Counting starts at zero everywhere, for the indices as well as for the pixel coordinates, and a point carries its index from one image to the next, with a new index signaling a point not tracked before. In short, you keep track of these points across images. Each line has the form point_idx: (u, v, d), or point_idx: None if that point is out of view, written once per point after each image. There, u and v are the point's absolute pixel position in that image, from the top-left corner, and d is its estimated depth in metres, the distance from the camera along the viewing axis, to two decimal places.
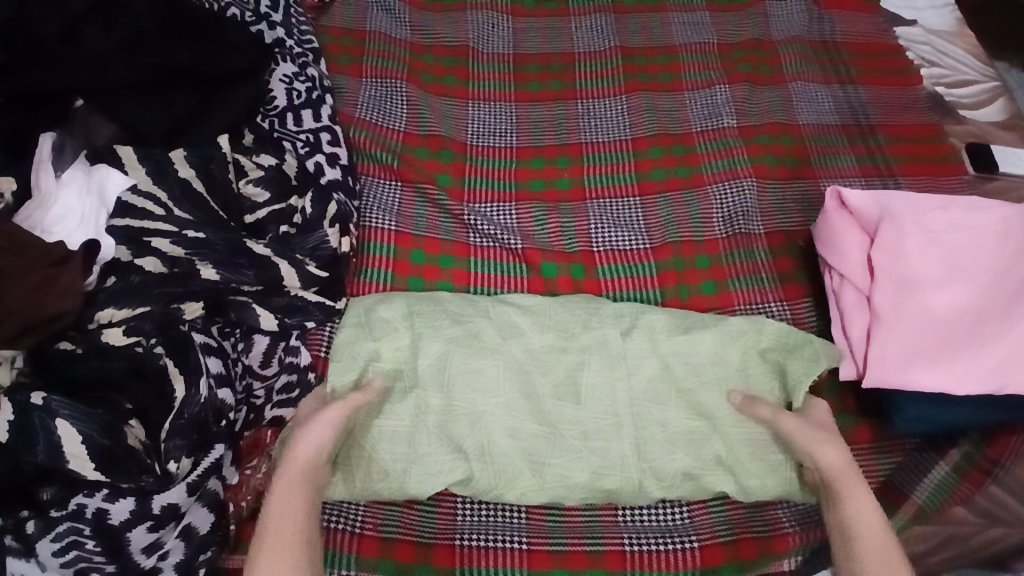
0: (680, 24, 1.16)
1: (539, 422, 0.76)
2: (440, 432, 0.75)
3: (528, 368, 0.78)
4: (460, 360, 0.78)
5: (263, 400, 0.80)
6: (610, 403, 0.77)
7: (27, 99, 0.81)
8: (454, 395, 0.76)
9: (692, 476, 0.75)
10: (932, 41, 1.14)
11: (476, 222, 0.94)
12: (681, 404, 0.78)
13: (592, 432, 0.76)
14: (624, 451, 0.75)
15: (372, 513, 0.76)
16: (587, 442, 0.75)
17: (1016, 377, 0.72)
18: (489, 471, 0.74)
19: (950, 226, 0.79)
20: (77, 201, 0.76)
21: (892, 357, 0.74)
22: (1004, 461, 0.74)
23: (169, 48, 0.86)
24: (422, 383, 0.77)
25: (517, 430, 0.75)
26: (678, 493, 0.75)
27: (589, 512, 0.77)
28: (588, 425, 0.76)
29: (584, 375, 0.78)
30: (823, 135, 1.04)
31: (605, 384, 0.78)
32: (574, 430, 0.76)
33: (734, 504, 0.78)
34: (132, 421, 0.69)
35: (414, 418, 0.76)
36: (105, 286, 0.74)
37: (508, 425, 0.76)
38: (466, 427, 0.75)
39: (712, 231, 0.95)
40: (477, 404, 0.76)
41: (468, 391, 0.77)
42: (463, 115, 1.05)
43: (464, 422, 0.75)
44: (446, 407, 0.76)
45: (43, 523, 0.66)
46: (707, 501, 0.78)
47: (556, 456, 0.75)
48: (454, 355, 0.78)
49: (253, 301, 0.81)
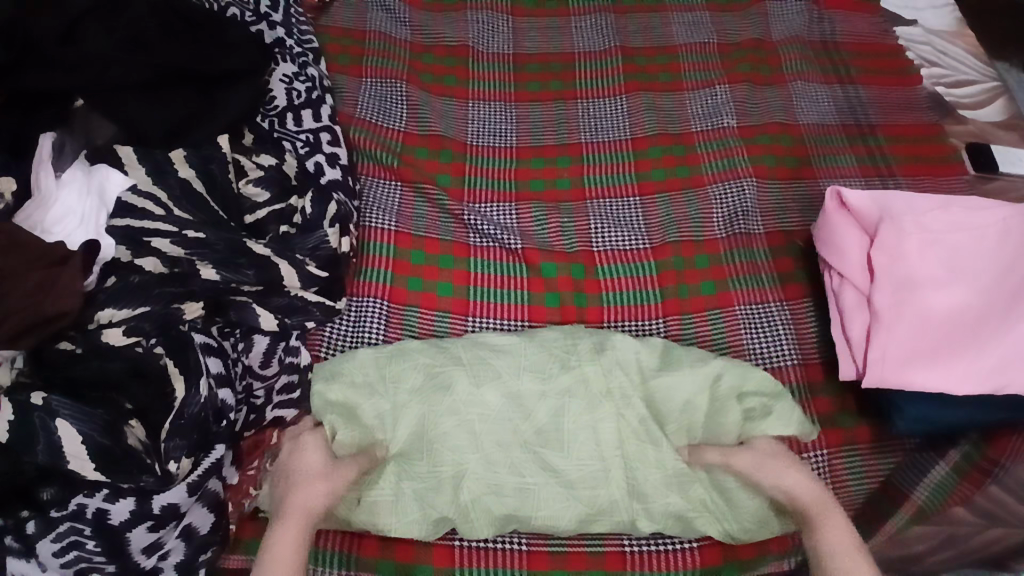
0: (680, 25, 1.16)
1: (522, 474, 0.72)
2: (428, 465, 0.71)
3: (510, 412, 0.74)
4: (465, 376, 0.75)
5: (263, 400, 0.79)
6: (597, 447, 0.73)
7: (27, 98, 0.81)
8: (451, 416, 0.73)
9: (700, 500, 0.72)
10: (932, 41, 1.14)
11: (476, 222, 0.94)
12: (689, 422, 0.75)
13: (578, 482, 0.71)
14: (614, 498, 0.71)
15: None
16: (574, 492, 0.71)
17: (1017, 378, 0.72)
18: (483, 504, 0.71)
19: (950, 226, 0.79)
20: (77, 201, 0.77)
21: (892, 357, 0.74)
22: (1004, 461, 0.73)
23: (168, 47, 0.86)
24: (412, 413, 0.73)
25: (494, 481, 0.71)
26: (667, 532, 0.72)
27: (593, 541, 0.75)
28: (572, 474, 0.72)
29: (567, 417, 0.74)
30: (823, 135, 1.04)
31: (587, 427, 0.73)
32: (562, 478, 0.72)
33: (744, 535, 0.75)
34: (132, 421, 0.68)
35: (407, 450, 0.73)
36: (105, 286, 0.73)
37: (510, 441, 0.73)
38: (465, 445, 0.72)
39: (712, 231, 0.95)
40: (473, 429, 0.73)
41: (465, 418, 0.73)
42: (463, 115, 1.05)
43: (451, 455, 0.72)
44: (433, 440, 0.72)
45: (43, 523, 0.66)
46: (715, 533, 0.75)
47: (540, 509, 0.71)
48: (436, 391, 0.74)
49: (253, 301, 0.81)
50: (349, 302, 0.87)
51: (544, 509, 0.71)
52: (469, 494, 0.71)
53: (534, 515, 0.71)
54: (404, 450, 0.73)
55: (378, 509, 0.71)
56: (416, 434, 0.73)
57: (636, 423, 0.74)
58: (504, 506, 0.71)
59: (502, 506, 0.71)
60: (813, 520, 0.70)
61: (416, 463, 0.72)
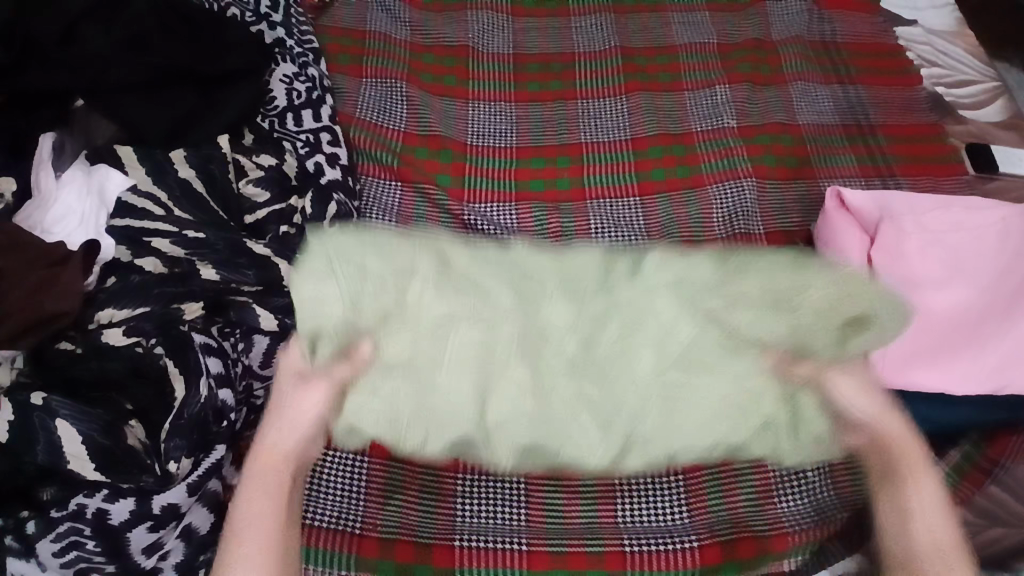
0: (680, 25, 1.16)
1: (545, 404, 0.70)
2: (443, 389, 0.69)
3: (538, 338, 0.72)
4: (497, 296, 0.73)
5: (263, 400, 0.80)
6: (635, 381, 0.70)
7: (27, 99, 0.81)
8: (474, 337, 0.71)
9: (749, 436, 0.71)
10: (931, 41, 1.14)
11: (476, 222, 0.94)
12: (749, 356, 0.71)
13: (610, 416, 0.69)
14: (648, 430, 0.69)
15: (376, 472, 0.78)
16: (606, 424, 0.69)
17: (1017, 378, 0.72)
18: (508, 430, 0.69)
19: (951, 226, 0.80)
20: (77, 201, 0.77)
21: (894, 358, 0.74)
22: (1004, 460, 0.73)
23: (170, 48, 0.87)
24: (427, 331, 0.71)
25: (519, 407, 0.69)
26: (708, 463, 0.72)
27: (593, 543, 0.75)
28: (606, 406, 0.69)
29: (598, 343, 0.72)
30: (823, 135, 1.04)
31: (620, 355, 0.71)
32: (594, 409, 0.70)
33: (729, 471, 0.79)
34: (132, 421, 0.69)
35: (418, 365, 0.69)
36: (105, 286, 0.74)
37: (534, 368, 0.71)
38: (489, 369, 0.70)
39: (713, 231, 0.95)
40: (498, 349, 0.71)
41: (494, 342, 0.71)
42: (463, 115, 1.05)
43: (471, 382, 0.69)
44: (447, 366, 0.69)
45: (43, 523, 0.65)
46: (702, 470, 0.79)
47: (567, 444, 0.69)
48: (458, 316, 0.71)
49: (253, 301, 0.79)
50: None
51: (571, 443, 0.69)
52: (494, 419, 0.69)
53: (562, 448, 0.69)
54: (415, 370, 0.69)
55: (383, 433, 0.69)
56: (425, 353, 0.70)
57: (677, 351, 0.71)
58: (525, 439, 0.69)
59: (525, 435, 0.69)
60: (901, 471, 0.64)
61: (431, 382, 0.69)
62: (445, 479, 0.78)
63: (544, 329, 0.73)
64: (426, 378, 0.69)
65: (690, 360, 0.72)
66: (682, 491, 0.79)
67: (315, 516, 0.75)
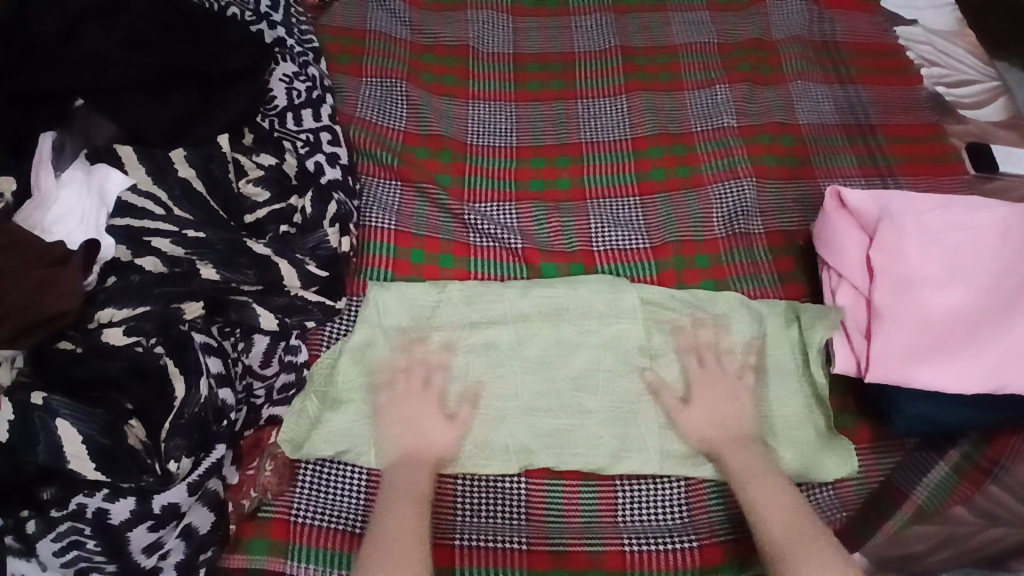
0: (680, 24, 1.16)
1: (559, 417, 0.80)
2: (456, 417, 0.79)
3: (553, 356, 0.83)
4: (509, 335, 0.84)
5: (262, 399, 0.80)
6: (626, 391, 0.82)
7: (28, 99, 0.81)
8: (496, 369, 0.82)
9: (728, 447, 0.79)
10: (932, 41, 1.14)
11: (476, 222, 0.94)
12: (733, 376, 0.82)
13: (610, 420, 0.80)
14: (642, 437, 0.79)
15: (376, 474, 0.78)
16: (607, 432, 0.80)
17: (1016, 377, 0.71)
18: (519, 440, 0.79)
19: (950, 226, 0.79)
20: (77, 201, 0.76)
21: (894, 356, 0.74)
22: (1003, 461, 0.74)
23: (168, 48, 0.87)
24: (456, 359, 0.82)
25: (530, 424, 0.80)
26: (701, 470, 0.78)
27: (593, 543, 0.75)
28: (602, 414, 0.80)
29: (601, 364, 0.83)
30: (824, 135, 1.04)
31: (614, 379, 0.82)
32: (598, 419, 0.80)
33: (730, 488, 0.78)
34: (132, 421, 0.69)
35: (444, 388, 0.81)
36: (105, 286, 0.73)
37: (544, 387, 0.81)
38: (504, 394, 0.81)
39: (712, 231, 0.95)
40: (513, 380, 0.82)
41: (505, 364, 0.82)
42: (463, 115, 1.05)
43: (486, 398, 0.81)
44: (469, 394, 0.81)
45: (43, 522, 0.65)
46: (704, 479, 0.79)
47: (576, 447, 0.79)
48: (476, 346, 0.83)
49: (253, 301, 0.81)
50: (350, 302, 0.87)
51: (578, 448, 0.79)
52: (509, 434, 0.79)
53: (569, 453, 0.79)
54: (443, 401, 0.80)
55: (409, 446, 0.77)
56: (449, 381, 0.81)
57: (671, 372, 0.83)
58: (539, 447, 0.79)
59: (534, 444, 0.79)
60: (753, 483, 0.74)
61: (451, 402, 0.80)
62: (445, 480, 0.78)
63: (555, 354, 0.83)
64: (445, 401, 0.80)
65: (684, 372, 0.83)
66: (682, 492, 0.78)
67: (314, 517, 0.75)
